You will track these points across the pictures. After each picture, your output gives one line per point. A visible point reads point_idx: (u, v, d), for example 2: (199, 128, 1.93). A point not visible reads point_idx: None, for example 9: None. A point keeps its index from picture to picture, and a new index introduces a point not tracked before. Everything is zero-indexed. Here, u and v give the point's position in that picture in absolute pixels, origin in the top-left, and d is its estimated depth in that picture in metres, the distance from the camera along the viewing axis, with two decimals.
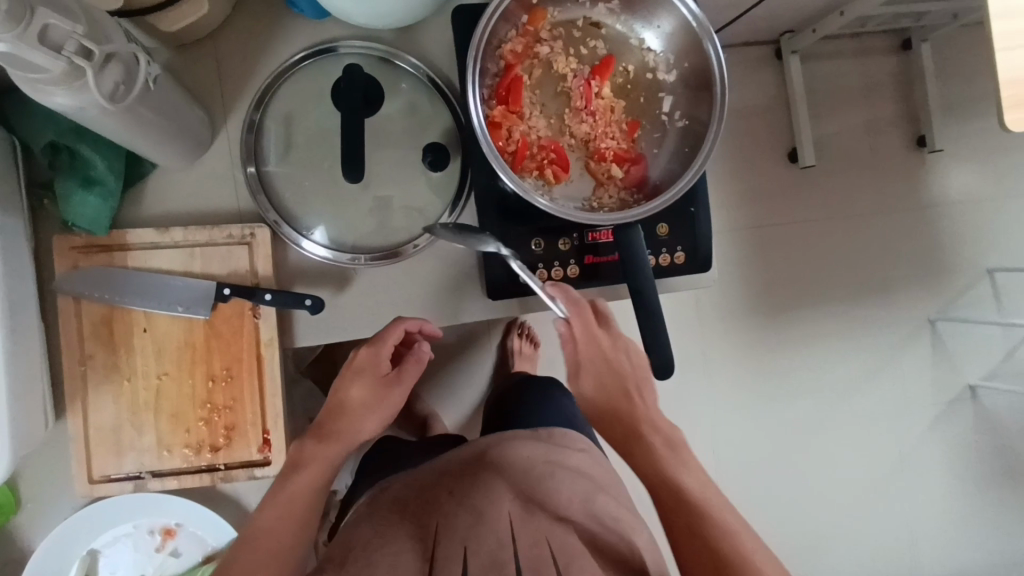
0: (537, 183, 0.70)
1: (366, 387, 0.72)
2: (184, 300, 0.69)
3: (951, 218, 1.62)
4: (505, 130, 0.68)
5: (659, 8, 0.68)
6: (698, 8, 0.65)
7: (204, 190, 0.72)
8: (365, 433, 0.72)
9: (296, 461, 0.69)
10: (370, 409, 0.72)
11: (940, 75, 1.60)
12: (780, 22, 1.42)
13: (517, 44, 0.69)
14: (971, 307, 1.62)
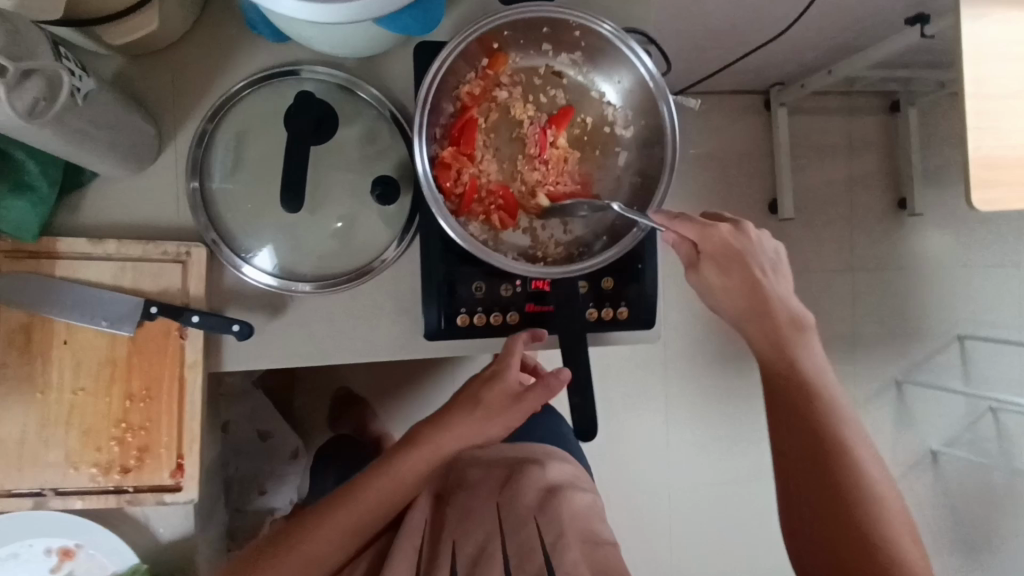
0: (482, 228, 0.69)
1: (496, 394, 0.69)
2: (109, 315, 0.66)
3: (924, 281, 1.64)
4: (455, 171, 0.67)
5: (619, 64, 0.68)
6: (655, 68, 0.65)
7: (143, 203, 0.70)
8: (490, 434, 0.68)
9: (411, 442, 0.69)
10: (488, 418, 0.68)
11: (923, 140, 1.62)
12: (772, 71, 1.43)
13: (475, 86, 0.68)
14: (932, 372, 1.64)
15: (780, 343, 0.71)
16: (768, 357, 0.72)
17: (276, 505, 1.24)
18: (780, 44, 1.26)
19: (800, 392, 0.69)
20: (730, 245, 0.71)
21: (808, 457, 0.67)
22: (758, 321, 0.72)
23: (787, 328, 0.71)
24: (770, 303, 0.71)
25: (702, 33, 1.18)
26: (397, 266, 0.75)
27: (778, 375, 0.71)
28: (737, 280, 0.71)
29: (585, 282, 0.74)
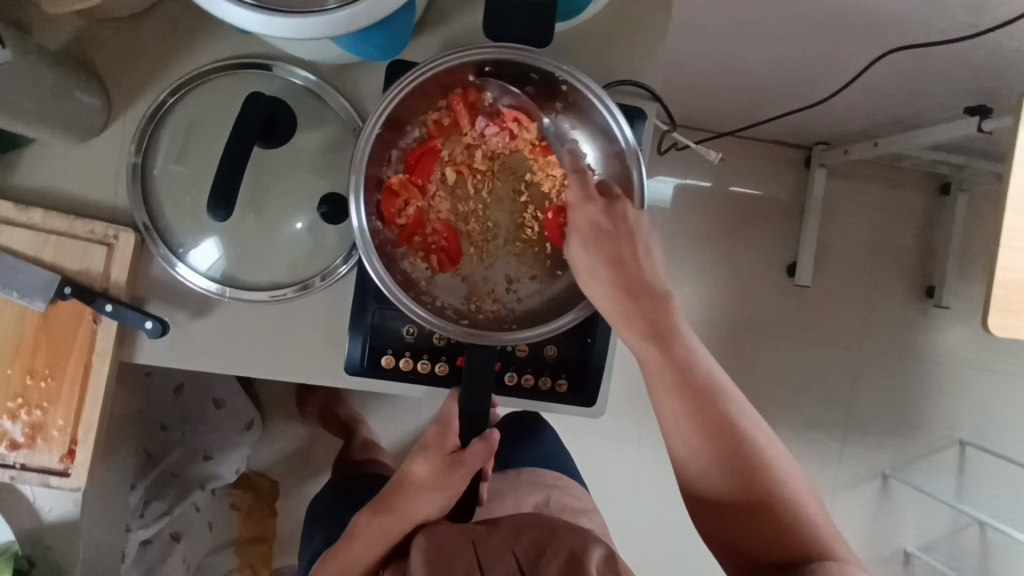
0: (418, 265, 0.65)
1: (428, 466, 0.65)
2: (23, 287, 0.64)
3: (939, 377, 1.41)
4: (401, 201, 0.64)
5: (598, 124, 0.63)
6: (630, 135, 0.60)
7: (83, 176, 0.68)
8: (421, 508, 0.67)
9: (353, 530, 0.70)
10: (424, 486, 0.66)
11: (969, 227, 1.39)
12: (810, 131, 1.23)
13: (444, 116, 0.64)
14: (923, 473, 1.41)
15: (682, 370, 0.59)
16: (680, 403, 0.59)
17: (219, 475, 1.12)
18: (824, 108, 1.07)
19: (716, 426, 0.59)
20: (606, 227, 0.59)
21: (736, 486, 0.58)
22: (657, 349, 0.59)
23: (689, 353, 0.60)
24: (662, 316, 0.59)
25: (724, 89, 1.04)
26: (334, 289, 0.71)
27: (688, 414, 0.59)
28: (622, 289, 0.59)
29: (525, 346, 0.69)
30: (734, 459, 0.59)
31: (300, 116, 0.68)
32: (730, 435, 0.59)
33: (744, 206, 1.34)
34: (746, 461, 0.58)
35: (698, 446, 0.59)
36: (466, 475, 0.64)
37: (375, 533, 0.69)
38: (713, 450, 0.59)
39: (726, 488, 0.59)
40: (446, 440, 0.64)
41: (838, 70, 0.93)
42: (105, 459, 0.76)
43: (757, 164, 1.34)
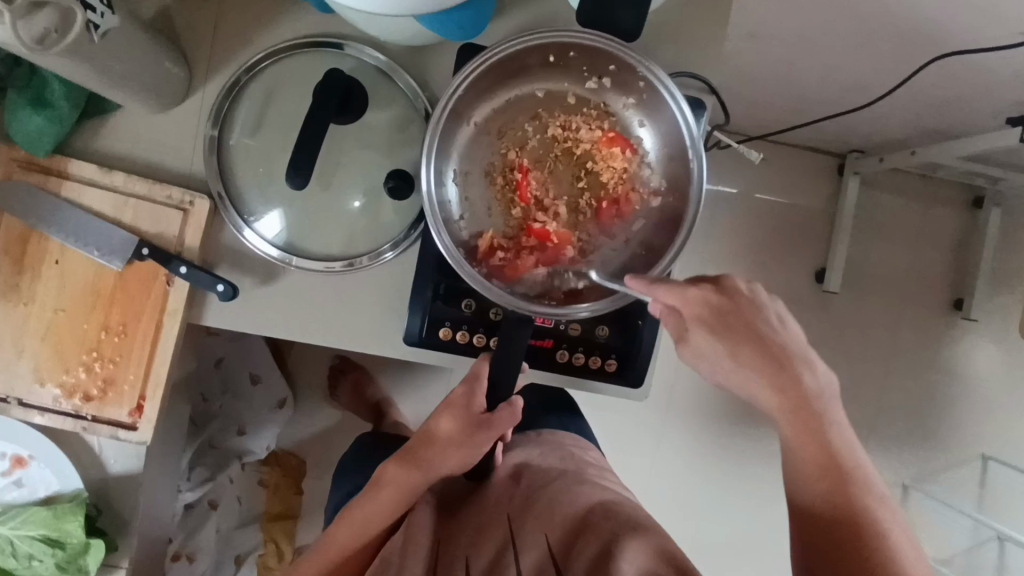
0: (473, 234, 0.67)
1: (456, 422, 0.65)
2: (101, 245, 0.67)
3: (966, 393, 1.32)
4: None
5: (665, 119, 0.66)
6: (695, 128, 0.62)
7: (164, 144, 0.71)
8: (446, 466, 0.67)
9: (379, 478, 0.68)
10: (450, 444, 0.66)
11: (1002, 240, 1.31)
12: (845, 138, 1.18)
13: (522, 101, 0.69)
14: (947, 490, 1.33)
15: (804, 407, 0.54)
16: (795, 437, 0.54)
17: (252, 449, 1.15)
18: (865, 114, 1.04)
19: (831, 477, 0.53)
20: (717, 301, 0.56)
21: (848, 557, 0.49)
22: (776, 379, 0.55)
23: (817, 400, 0.55)
24: (787, 354, 0.55)
25: (763, 92, 1.04)
26: (394, 263, 0.73)
27: (806, 457, 0.54)
28: (747, 334, 0.55)
29: (577, 325, 0.72)
30: (848, 520, 0.51)
31: (370, 94, 0.71)
32: (848, 499, 0.52)
33: (778, 209, 1.28)
34: (866, 535, 0.50)
35: (811, 494, 0.53)
36: (491, 436, 0.64)
37: (399, 485, 0.67)
38: (826, 501, 0.52)
39: (834, 551, 0.50)
40: (474, 400, 0.64)
41: (880, 77, 0.91)
42: (164, 417, 0.79)
43: (791, 165, 1.28)
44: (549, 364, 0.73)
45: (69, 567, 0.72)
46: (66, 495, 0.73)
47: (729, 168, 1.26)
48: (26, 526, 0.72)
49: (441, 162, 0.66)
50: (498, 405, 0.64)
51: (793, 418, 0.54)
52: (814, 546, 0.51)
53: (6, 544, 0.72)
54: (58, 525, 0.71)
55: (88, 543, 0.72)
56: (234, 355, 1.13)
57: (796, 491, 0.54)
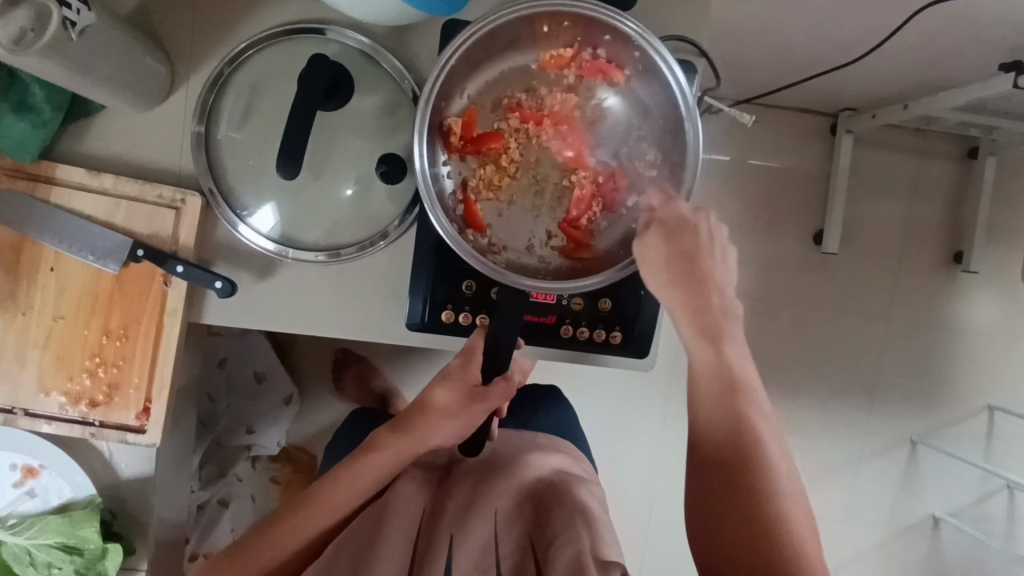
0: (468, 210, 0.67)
1: (451, 394, 0.64)
2: (95, 250, 0.66)
3: (969, 345, 1.32)
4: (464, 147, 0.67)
5: (660, 89, 0.65)
6: (690, 96, 0.61)
7: (151, 143, 0.70)
8: (438, 437, 0.65)
9: (370, 442, 0.66)
10: (446, 415, 0.64)
11: (997, 190, 1.30)
12: (836, 97, 1.17)
13: (516, 75, 0.68)
14: (953, 443, 1.33)
15: (712, 331, 0.57)
16: (700, 353, 0.57)
17: (262, 445, 1.13)
18: (856, 70, 1.03)
19: (725, 392, 0.57)
20: (670, 219, 0.58)
21: (726, 463, 0.55)
22: (691, 302, 0.57)
23: (724, 322, 0.57)
24: (706, 280, 0.57)
25: (753, 53, 1.02)
26: (392, 250, 0.73)
27: (703, 370, 0.57)
28: (674, 252, 0.57)
29: (578, 300, 0.72)
30: (734, 431, 0.56)
31: (356, 79, 0.70)
32: (736, 413, 0.56)
33: (773, 172, 1.27)
34: (746, 446, 0.55)
35: (705, 403, 0.57)
36: (486, 409, 0.63)
37: (391, 452, 0.65)
38: (716, 412, 0.56)
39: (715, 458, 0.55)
40: (469, 372, 0.64)
41: (869, 31, 0.90)
42: (172, 419, 0.79)
43: (783, 127, 1.27)
44: (554, 340, 0.72)
45: (88, 572, 0.72)
46: (80, 501, 0.74)
47: (721, 134, 1.25)
48: (43, 535, 0.72)
49: (433, 138, 0.65)
50: (492, 378, 0.62)
51: (698, 336, 0.57)
52: (698, 445, 0.57)
53: (25, 553, 0.72)
54: (73, 532, 0.71)
55: (105, 548, 0.72)
56: (238, 354, 1.13)
57: (691, 398, 0.58)
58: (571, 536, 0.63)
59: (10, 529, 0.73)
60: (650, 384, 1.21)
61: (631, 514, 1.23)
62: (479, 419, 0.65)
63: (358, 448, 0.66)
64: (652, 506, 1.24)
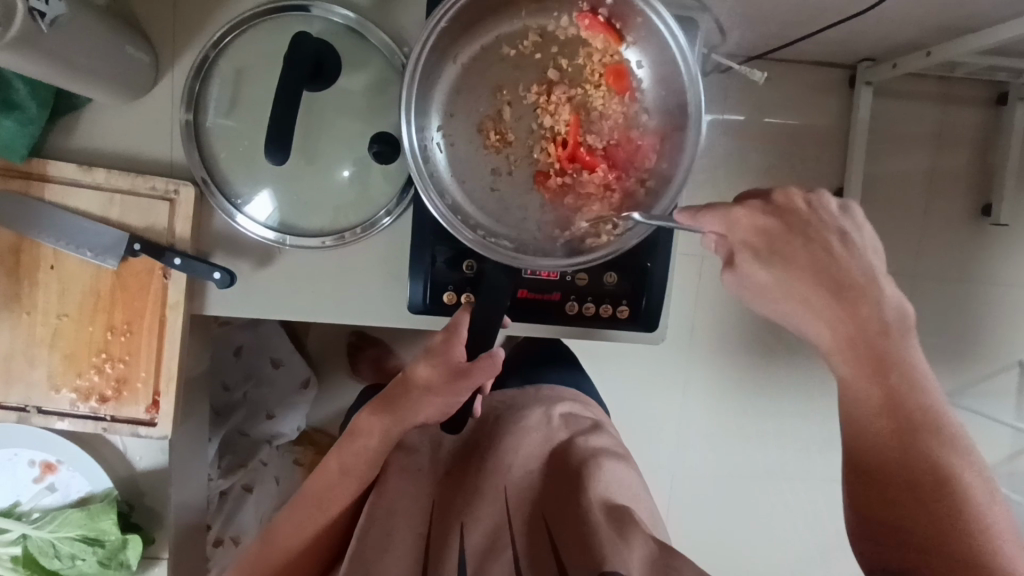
0: (459, 183, 0.65)
1: (435, 370, 0.61)
2: (92, 246, 0.66)
3: (999, 301, 1.27)
4: (459, 121, 0.65)
5: (660, 53, 0.62)
6: (695, 66, 0.58)
7: (140, 134, 0.69)
8: (421, 416, 0.63)
9: (355, 427, 0.65)
10: (427, 393, 0.62)
11: None
12: (854, 48, 1.10)
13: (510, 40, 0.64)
14: (984, 401, 1.29)
15: (855, 307, 0.52)
16: (846, 361, 0.52)
17: (282, 432, 1.14)
18: (871, 23, 0.96)
19: (879, 372, 0.51)
20: (781, 207, 0.54)
21: (895, 452, 0.50)
22: (820, 284, 0.53)
23: (865, 293, 0.52)
24: (833, 255, 0.53)
25: (754, 20, 0.96)
26: (390, 231, 0.71)
27: (846, 354, 0.53)
28: (798, 250, 0.53)
29: (583, 274, 0.70)
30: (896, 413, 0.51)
31: (342, 57, 0.67)
32: (902, 398, 0.51)
33: (789, 132, 1.22)
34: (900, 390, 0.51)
35: (854, 382, 0.52)
36: (471, 387, 0.60)
37: (378, 431, 0.64)
38: (879, 401, 0.51)
39: (893, 460, 0.50)
40: (454, 347, 0.61)
41: None
42: (186, 410, 0.81)
43: (798, 83, 1.21)
44: (561, 317, 0.71)
45: (111, 563, 0.75)
46: (98, 495, 0.76)
47: (732, 96, 1.21)
48: (64, 528, 0.75)
49: (423, 116, 0.63)
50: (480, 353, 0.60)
51: (845, 348, 0.52)
52: (865, 443, 0.52)
53: (48, 545, 0.75)
54: (93, 525, 0.74)
55: (126, 539, 0.75)
56: (254, 341, 1.11)
57: (842, 382, 0.53)
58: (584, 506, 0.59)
59: (34, 523, 0.76)
60: (666, 354, 1.18)
61: (654, 482, 1.23)
62: (464, 396, 0.62)
63: (344, 434, 0.66)
64: (675, 476, 1.23)
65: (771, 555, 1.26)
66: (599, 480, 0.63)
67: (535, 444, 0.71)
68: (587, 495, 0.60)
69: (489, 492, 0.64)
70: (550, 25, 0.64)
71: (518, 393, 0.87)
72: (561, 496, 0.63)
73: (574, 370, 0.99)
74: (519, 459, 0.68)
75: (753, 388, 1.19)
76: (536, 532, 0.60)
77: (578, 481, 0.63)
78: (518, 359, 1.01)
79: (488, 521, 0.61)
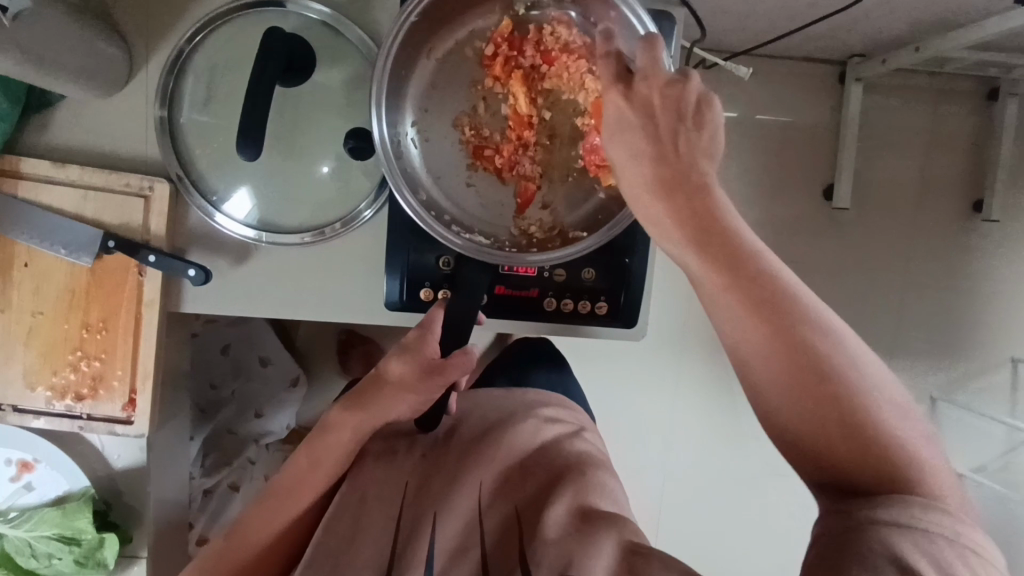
0: (434, 177, 0.65)
1: (407, 367, 0.61)
2: (67, 243, 0.66)
3: (991, 297, 1.27)
4: (435, 115, 0.64)
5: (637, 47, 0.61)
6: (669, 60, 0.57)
7: (115, 130, 0.68)
8: (394, 412, 0.63)
9: (326, 424, 0.64)
10: (400, 390, 0.62)
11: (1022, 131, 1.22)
12: (842, 44, 1.10)
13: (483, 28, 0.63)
14: (976, 397, 1.29)
15: (704, 230, 0.48)
16: (718, 298, 0.47)
17: (270, 430, 1.13)
18: (856, 18, 0.96)
19: (746, 299, 0.46)
20: (675, 93, 0.50)
21: (783, 382, 0.45)
22: (681, 206, 0.49)
23: (711, 211, 0.48)
24: (682, 164, 0.49)
25: (739, 16, 0.96)
26: (367, 228, 0.71)
27: (712, 291, 0.47)
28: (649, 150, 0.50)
29: (561, 270, 0.70)
30: (775, 340, 0.45)
31: (319, 53, 0.67)
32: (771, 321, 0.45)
33: (778, 128, 1.22)
34: (763, 311, 0.45)
35: (729, 316, 0.47)
36: (445, 384, 0.60)
37: (349, 429, 0.63)
38: (757, 332, 0.46)
39: (793, 396, 0.45)
40: (427, 345, 0.60)
41: None
42: (167, 408, 0.80)
43: (786, 79, 1.21)
44: (539, 313, 0.71)
45: (88, 562, 0.75)
46: (75, 494, 0.76)
47: (721, 92, 1.20)
48: (41, 527, 0.74)
49: (396, 112, 0.63)
50: (453, 351, 0.60)
51: (711, 271, 0.47)
52: (758, 375, 0.46)
53: (25, 545, 0.74)
54: (70, 524, 0.74)
55: (103, 538, 0.74)
56: (240, 339, 1.11)
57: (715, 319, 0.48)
58: (558, 503, 0.58)
59: (11, 522, 0.75)
60: (655, 351, 1.18)
61: (642, 479, 1.22)
62: (438, 393, 0.62)
63: (315, 431, 0.66)
64: (663, 473, 1.22)
65: (760, 554, 1.25)
66: (574, 478, 0.63)
67: (513, 435, 0.71)
68: (561, 493, 0.60)
69: (464, 483, 0.62)
70: (527, 18, 0.64)
71: (501, 391, 0.87)
72: (535, 491, 0.62)
73: (559, 368, 0.98)
74: (496, 450, 0.68)
75: (742, 385, 1.18)
76: (508, 523, 0.60)
77: (554, 479, 0.63)
78: (504, 357, 1.00)
79: (461, 512, 0.60)
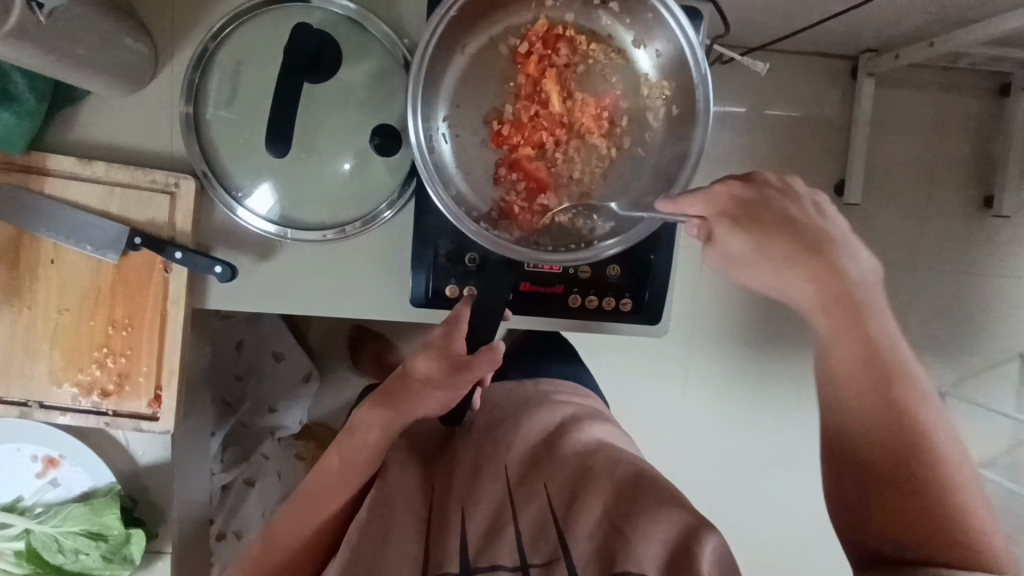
0: (463, 173, 0.64)
1: (434, 364, 0.61)
2: (93, 240, 0.66)
3: (1002, 292, 1.27)
4: (466, 111, 0.64)
5: (669, 49, 0.62)
6: (704, 62, 0.58)
7: (139, 127, 0.68)
8: (421, 409, 0.63)
9: (354, 424, 0.65)
10: (428, 387, 0.62)
11: None
12: (857, 39, 1.10)
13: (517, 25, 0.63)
14: (986, 392, 1.29)
15: (851, 310, 0.53)
16: (844, 363, 0.52)
17: (285, 424, 1.14)
18: (874, 14, 0.95)
19: (875, 375, 0.52)
20: (741, 197, 0.56)
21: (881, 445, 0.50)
22: (820, 284, 0.54)
23: (859, 296, 0.53)
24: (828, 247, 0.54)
25: (757, 11, 0.95)
26: (390, 225, 0.71)
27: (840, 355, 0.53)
28: (786, 239, 0.54)
29: (586, 267, 0.70)
30: (890, 413, 0.50)
31: (343, 49, 0.67)
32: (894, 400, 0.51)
33: (791, 123, 1.21)
34: (889, 388, 0.51)
35: (848, 382, 0.52)
36: (471, 380, 0.60)
37: (377, 428, 0.64)
38: (870, 400, 0.51)
39: (877, 457, 0.50)
40: (454, 341, 0.60)
41: None
42: (188, 404, 0.80)
43: (800, 75, 1.20)
44: (562, 310, 0.71)
45: (114, 557, 0.75)
46: (100, 490, 0.76)
47: (735, 88, 1.20)
48: (67, 523, 0.74)
49: (425, 109, 0.63)
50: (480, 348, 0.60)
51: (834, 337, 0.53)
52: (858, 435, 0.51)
53: (52, 540, 0.75)
54: (96, 520, 0.74)
55: (129, 533, 0.75)
56: (255, 335, 1.11)
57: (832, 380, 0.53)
58: (592, 488, 0.59)
59: (37, 518, 0.76)
60: (667, 347, 1.18)
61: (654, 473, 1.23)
62: (465, 390, 0.62)
63: (345, 430, 0.66)
64: (675, 467, 1.23)
65: (773, 548, 1.26)
66: (603, 462, 0.63)
67: (533, 426, 0.71)
68: (595, 478, 0.60)
69: (490, 475, 0.63)
70: (559, 18, 0.64)
71: (520, 384, 0.87)
72: (564, 471, 0.62)
73: (576, 363, 0.99)
74: (518, 442, 0.68)
75: (755, 381, 1.19)
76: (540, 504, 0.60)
77: (583, 464, 0.63)
78: (520, 351, 1.01)
79: (491, 503, 0.60)
